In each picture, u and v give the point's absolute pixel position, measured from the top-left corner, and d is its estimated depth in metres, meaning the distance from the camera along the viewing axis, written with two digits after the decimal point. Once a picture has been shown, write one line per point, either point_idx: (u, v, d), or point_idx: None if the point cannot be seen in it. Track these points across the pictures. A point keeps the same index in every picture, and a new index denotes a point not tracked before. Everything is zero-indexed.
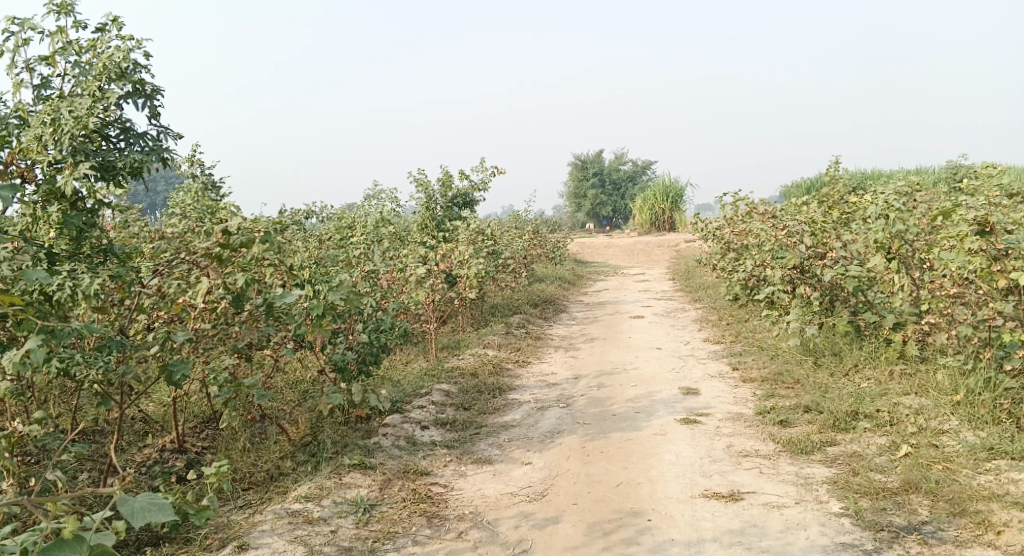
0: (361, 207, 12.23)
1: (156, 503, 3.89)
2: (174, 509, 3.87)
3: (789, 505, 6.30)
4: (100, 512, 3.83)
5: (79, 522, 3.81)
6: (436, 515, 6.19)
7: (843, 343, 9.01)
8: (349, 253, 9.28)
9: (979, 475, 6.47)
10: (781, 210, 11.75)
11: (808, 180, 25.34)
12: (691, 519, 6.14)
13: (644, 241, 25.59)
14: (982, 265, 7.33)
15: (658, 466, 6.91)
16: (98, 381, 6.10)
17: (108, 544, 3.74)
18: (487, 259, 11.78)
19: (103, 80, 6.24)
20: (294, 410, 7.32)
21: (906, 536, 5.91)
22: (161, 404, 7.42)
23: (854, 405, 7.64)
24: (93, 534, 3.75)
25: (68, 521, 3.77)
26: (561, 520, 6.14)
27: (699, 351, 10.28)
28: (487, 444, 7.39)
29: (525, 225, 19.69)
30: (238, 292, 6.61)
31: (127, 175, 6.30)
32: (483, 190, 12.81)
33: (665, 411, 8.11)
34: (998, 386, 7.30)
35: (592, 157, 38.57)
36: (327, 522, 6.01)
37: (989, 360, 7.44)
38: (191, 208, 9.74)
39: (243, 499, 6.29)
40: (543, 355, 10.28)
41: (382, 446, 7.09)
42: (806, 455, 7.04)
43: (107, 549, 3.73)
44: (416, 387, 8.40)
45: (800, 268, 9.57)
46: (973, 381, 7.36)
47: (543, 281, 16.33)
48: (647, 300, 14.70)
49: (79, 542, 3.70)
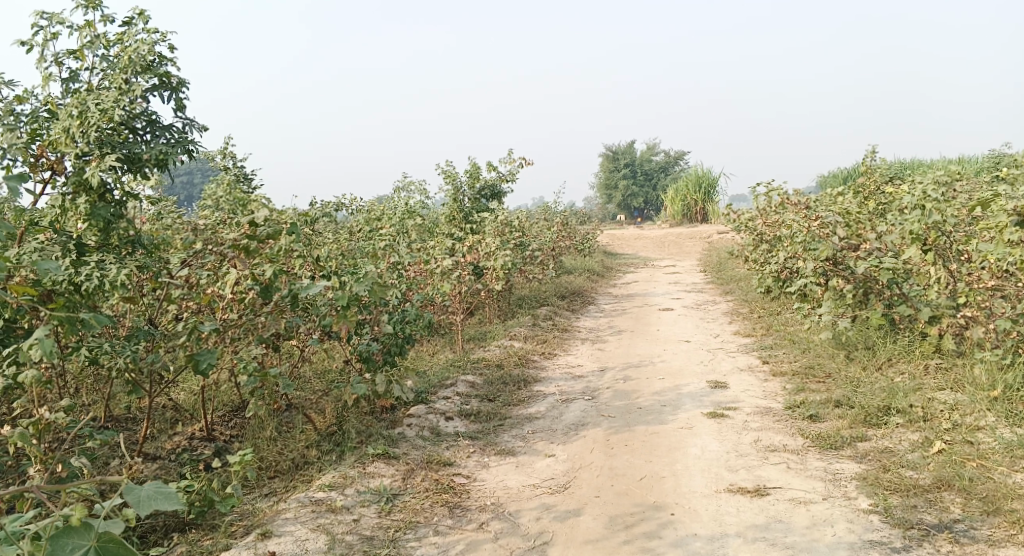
0: (390, 199, 12.29)
1: (162, 491, 3.90)
2: (179, 498, 3.87)
3: (816, 501, 6.26)
4: (109, 500, 3.84)
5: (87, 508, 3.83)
6: (458, 505, 6.23)
7: (876, 336, 8.87)
8: (376, 244, 9.32)
9: (1014, 473, 6.39)
10: (815, 201, 11.63)
11: (844, 171, 25.05)
12: (715, 514, 6.13)
13: (676, 233, 25.51)
14: (1022, 257, 7.28)
15: (683, 460, 6.90)
16: (127, 370, 6.19)
17: (117, 531, 3.78)
18: (515, 251, 11.81)
19: (129, 73, 6.32)
20: (320, 399, 7.38)
21: (936, 534, 5.86)
22: (191, 393, 7.53)
23: (886, 400, 7.56)
24: (101, 522, 3.79)
25: (76, 509, 3.77)
26: (584, 513, 6.16)
27: (728, 344, 10.24)
28: (511, 436, 7.41)
29: (554, 216, 19.70)
30: (265, 284, 6.60)
31: (153, 167, 6.39)
32: (511, 181, 12.82)
33: (692, 404, 8.09)
34: None
35: (624, 148, 38.40)
36: (350, 512, 6.07)
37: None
38: (223, 199, 9.84)
39: (269, 487, 6.37)
40: (570, 347, 10.29)
41: (406, 436, 7.14)
42: (834, 451, 7.00)
43: (114, 537, 3.78)
44: (441, 378, 8.45)
45: (834, 260, 9.51)
46: (1011, 377, 7.33)
47: (572, 273, 16.31)
48: (677, 292, 14.64)
49: (88, 530, 3.75)
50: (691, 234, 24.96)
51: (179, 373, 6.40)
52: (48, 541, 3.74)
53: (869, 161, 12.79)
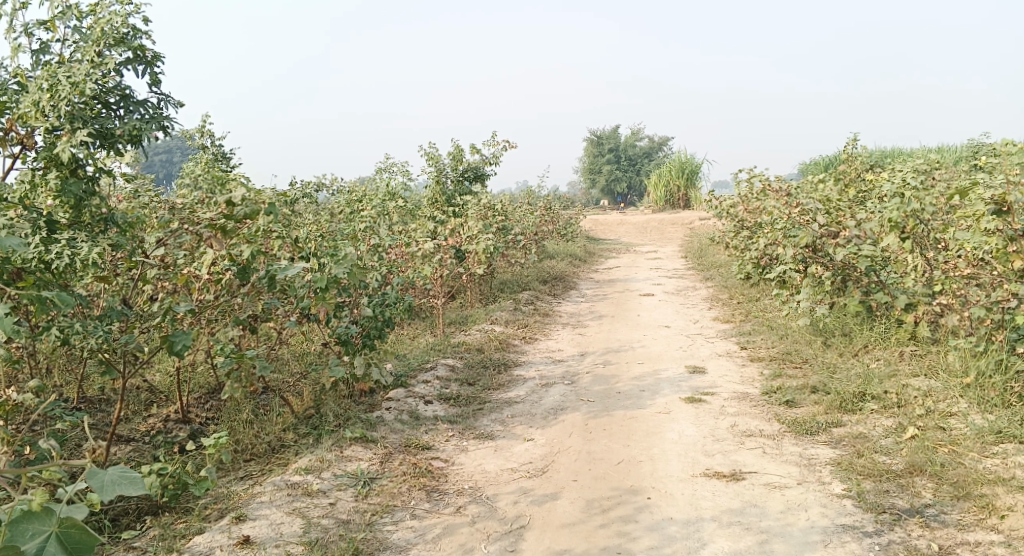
0: (371, 181, 12.23)
1: (126, 477, 3.92)
2: (144, 482, 3.89)
3: (790, 486, 6.29)
4: (72, 485, 3.85)
5: (50, 495, 3.84)
6: (436, 489, 6.23)
7: (853, 324, 8.95)
8: (356, 227, 9.28)
9: (985, 458, 6.45)
10: (796, 188, 11.67)
11: (826, 159, 25.13)
12: (691, 498, 6.15)
13: (658, 218, 25.56)
14: (998, 245, 7.30)
15: (660, 444, 6.92)
16: (100, 350, 6.15)
17: (79, 517, 3.74)
18: (498, 234, 11.79)
19: (102, 46, 6.23)
20: (298, 382, 7.34)
21: (907, 518, 5.90)
22: (167, 375, 7.48)
23: (861, 386, 7.61)
24: (63, 508, 3.75)
25: (37, 494, 3.76)
26: (561, 497, 6.16)
27: (707, 330, 10.27)
28: (489, 420, 7.40)
29: (537, 200, 19.66)
30: (243, 264, 6.62)
31: (126, 143, 6.32)
32: (494, 164, 12.78)
33: (670, 390, 8.11)
34: (1010, 368, 7.24)
35: (608, 133, 38.34)
36: (327, 495, 6.05)
37: (1003, 342, 7.36)
38: (201, 178, 9.76)
39: (245, 470, 6.35)
40: (550, 332, 10.30)
41: (385, 419, 7.12)
42: (810, 436, 7.04)
43: (77, 522, 3.72)
44: (421, 361, 8.43)
45: (813, 247, 9.41)
46: (984, 363, 7.31)
47: (555, 258, 16.29)
48: (658, 278, 14.66)
49: (49, 515, 3.71)
50: (673, 219, 24.99)
51: (153, 354, 6.30)
52: (7, 525, 3.69)
53: (850, 150, 12.82)
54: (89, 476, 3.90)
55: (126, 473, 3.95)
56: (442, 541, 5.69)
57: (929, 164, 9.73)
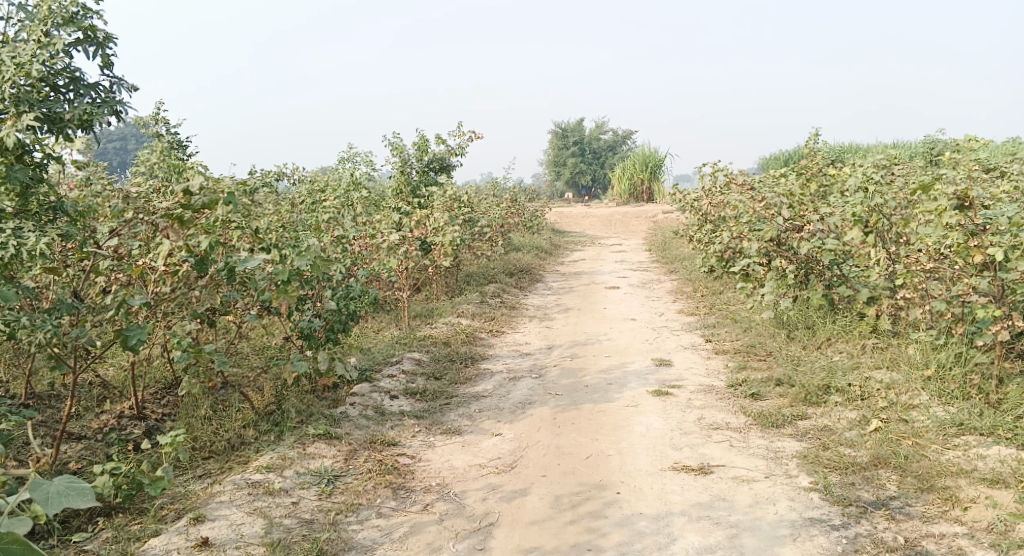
0: (334, 171, 12.01)
1: (74, 488, 3.71)
2: (93, 495, 3.69)
3: (758, 479, 6.22)
4: (15, 495, 3.64)
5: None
6: (402, 486, 6.07)
7: (816, 316, 8.93)
8: (319, 218, 9.06)
9: (948, 450, 6.43)
10: (759, 181, 11.65)
11: (786, 153, 25.26)
12: (659, 493, 6.06)
13: (622, 211, 25.55)
14: (958, 240, 7.10)
15: (629, 438, 6.82)
16: (49, 345, 5.94)
17: (19, 533, 3.54)
18: (463, 226, 11.63)
19: (50, 26, 5.99)
20: (259, 377, 7.14)
21: (874, 511, 5.85)
22: (120, 369, 7.25)
23: (826, 379, 7.56)
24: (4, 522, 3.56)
25: None
26: (529, 493, 6.04)
27: (673, 322, 10.20)
28: (456, 415, 7.25)
29: (503, 192, 19.50)
30: (200, 256, 6.38)
31: (76, 129, 6.08)
32: (460, 154, 12.62)
33: (638, 382, 8.01)
34: (969, 361, 7.25)
35: (573, 126, 38.21)
36: (289, 494, 5.88)
37: (962, 336, 7.33)
38: (157, 167, 9.51)
39: (203, 468, 6.16)
40: (517, 325, 10.16)
41: (349, 415, 6.95)
42: (775, 429, 6.98)
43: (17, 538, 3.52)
44: (386, 355, 8.27)
45: (777, 241, 9.41)
46: (944, 356, 7.33)
47: (520, 250, 16.15)
48: (623, 271, 14.58)
49: None
50: (637, 212, 24.96)
51: (105, 349, 6.10)
52: None
53: (811, 144, 12.81)
54: (35, 487, 3.71)
55: (73, 484, 3.75)
56: (407, 540, 5.54)
57: (889, 159, 9.71)
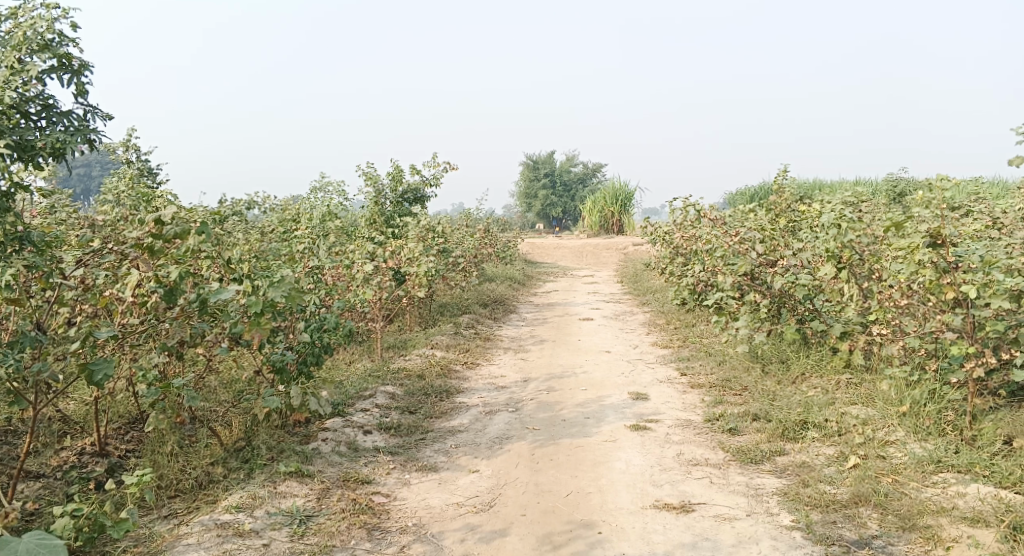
0: (306, 199, 11.85)
1: (44, 545, 4.41)
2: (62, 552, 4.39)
3: (740, 518, 6.09)
4: None
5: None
6: (377, 527, 5.88)
7: (790, 351, 8.87)
8: (291, 248, 8.88)
9: (927, 488, 6.33)
10: (730, 216, 11.60)
11: (751, 188, 25.46)
12: (642, 532, 5.91)
13: (593, 243, 25.51)
14: (931, 278, 6.97)
15: (609, 474, 6.67)
16: (11, 379, 5.75)
17: None
18: (437, 257, 11.48)
19: (24, 52, 5.83)
20: (227, 411, 6.91)
21: (856, 551, 5.73)
22: (82, 403, 7.01)
23: (802, 414, 7.47)
24: None
25: None
26: (509, 533, 5.87)
27: (648, 355, 10.09)
28: (432, 450, 7.08)
29: (476, 222, 19.37)
30: (170, 286, 6.24)
31: (47, 157, 5.88)
32: (434, 185, 12.50)
33: (615, 417, 7.88)
34: (943, 398, 7.18)
35: (544, 158, 38.32)
36: (259, 535, 5.68)
37: (935, 372, 7.20)
38: (126, 195, 9.34)
39: (169, 508, 5.95)
40: (492, 357, 10.00)
41: (321, 452, 6.76)
42: (754, 465, 6.85)
43: None
44: (358, 389, 8.07)
45: (751, 275, 9.30)
46: (918, 393, 7.22)
47: (493, 281, 16.01)
48: (596, 303, 14.47)
49: None
50: (608, 244, 24.94)
51: (68, 383, 5.91)
52: None
53: (780, 181, 12.76)
54: (4, 545, 4.38)
55: (41, 541, 4.43)
56: None
57: (857, 196, 9.64)
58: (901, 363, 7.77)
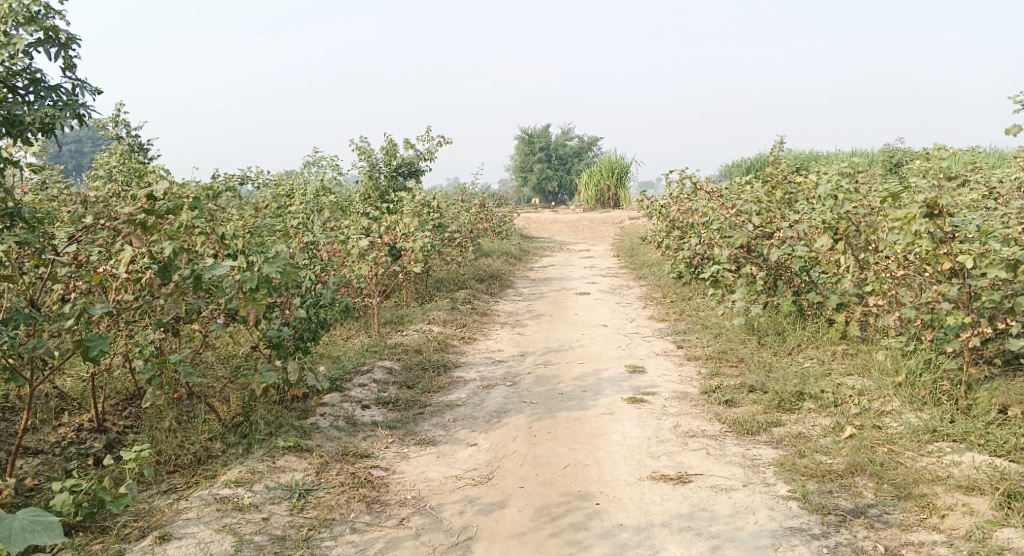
0: (301, 174, 11.81)
1: (40, 524, 4.04)
2: (58, 533, 4.04)
3: (737, 488, 6.12)
4: None
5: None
6: (376, 500, 5.91)
7: (786, 323, 8.88)
8: (287, 223, 8.86)
9: (923, 457, 6.36)
10: (726, 188, 11.57)
11: (748, 160, 25.42)
12: (639, 503, 5.95)
13: (589, 217, 25.48)
14: (927, 248, 7.00)
15: (606, 447, 6.70)
16: (5, 355, 5.77)
17: None
18: (433, 232, 11.47)
19: (10, 25, 5.78)
20: (225, 387, 6.92)
21: (852, 519, 5.77)
22: (79, 380, 7.03)
23: (798, 385, 7.49)
24: None
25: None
26: (508, 505, 5.90)
27: (645, 328, 10.11)
28: (430, 424, 7.10)
29: (471, 196, 19.31)
30: (164, 262, 6.23)
31: (36, 131, 5.85)
32: (429, 159, 12.46)
33: (612, 390, 7.90)
34: (939, 367, 7.20)
35: (539, 132, 38.20)
36: (259, 509, 5.70)
37: (931, 342, 7.25)
38: (119, 172, 9.32)
39: (168, 483, 5.98)
40: (489, 331, 10.01)
41: (319, 427, 6.77)
42: (751, 436, 6.89)
43: None
44: (356, 364, 8.08)
45: (747, 248, 9.30)
46: (914, 363, 7.25)
47: (489, 256, 16.00)
48: (593, 277, 14.47)
49: None
50: (604, 218, 24.92)
51: (65, 359, 5.94)
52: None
53: (776, 152, 12.72)
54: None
55: (37, 518, 4.06)
56: None
57: (854, 166, 9.62)
58: (897, 333, 7.78)
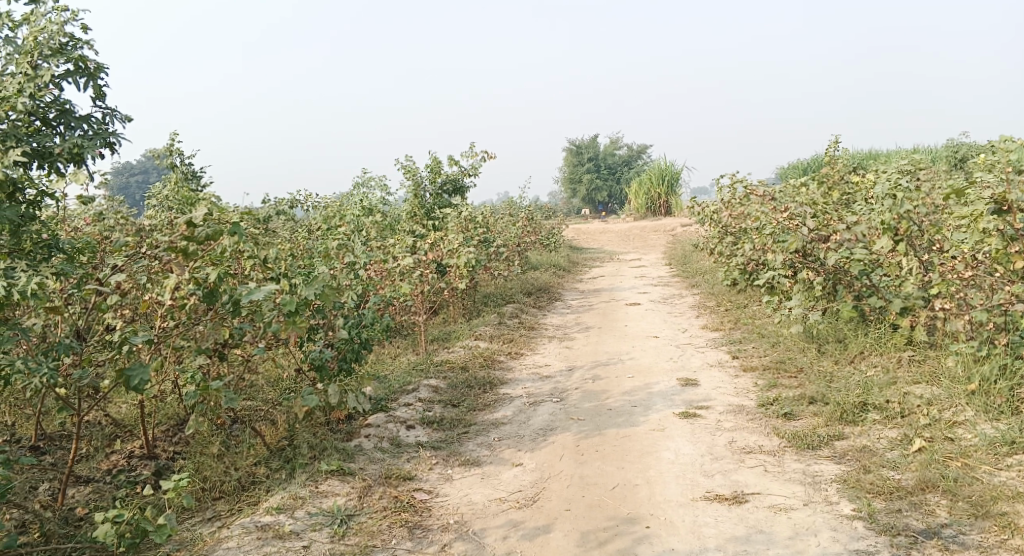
0: (348, 196, 11.78)
1: None
2: None
3: (797, 508, 5.88)
4: None
5: None
6: (418, 525, 5.78)
7: (847, 330, 8.56)
8: (328, 243, 8.78)
9: (1000, 471, 6.05)
10: (780, 191, 11.27)
11: (803, 162, 24.91)
12: (692, 526, 5.74)
13: (640, 226, 25.19)
14: (999, 246, 6.76)
15: (657, 466, 6.49)
16: (48, 387, 5.78)
17: None
18: (479, 247, 11.36)
19: (37, 58, 5.81)
20: (269, 411, 6.86)
21: (924, 541, 5.50)
22: (130, 407, 7.05)
23: (861, 396, 7.20)
24: None
25: None
26: (553, 529, 5.74)
27: (698, 339, 9.86)
28: (475, 444, 6.96)
29: (519, 211, 19.19)
30: (209, 288, 6.17)
31: (68, 163, 5.86)
32: (474, 175, 12.37)
33: (663, 404, 7.69)
34: (1015, 374, 6.80)
35: (587, 142, 37.99)
36: (300, 537, 5.62)
37: (1005, 346, 6.90)
38: (170, 200, 9.36)
39: (212, 510, 5.94)
40: (537, 346, 9.85)
41: (363, 449, 6.68)
42: (812, 451, 6.62)
43: None
44: (402, 383, 7.98)
45: (803, 252, 9.00)
46: (987, 369, 6.85)
47: (537, 269, 15.84)
48: (644, 287, 14.22)
49: None
50: (655, 227, 24.60)
51: (110, 388, 5.92)
52: None
53: (831, 152, 12.37)
54: None
55: None
56: None
57: (913, 163, 9.27)
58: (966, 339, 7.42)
